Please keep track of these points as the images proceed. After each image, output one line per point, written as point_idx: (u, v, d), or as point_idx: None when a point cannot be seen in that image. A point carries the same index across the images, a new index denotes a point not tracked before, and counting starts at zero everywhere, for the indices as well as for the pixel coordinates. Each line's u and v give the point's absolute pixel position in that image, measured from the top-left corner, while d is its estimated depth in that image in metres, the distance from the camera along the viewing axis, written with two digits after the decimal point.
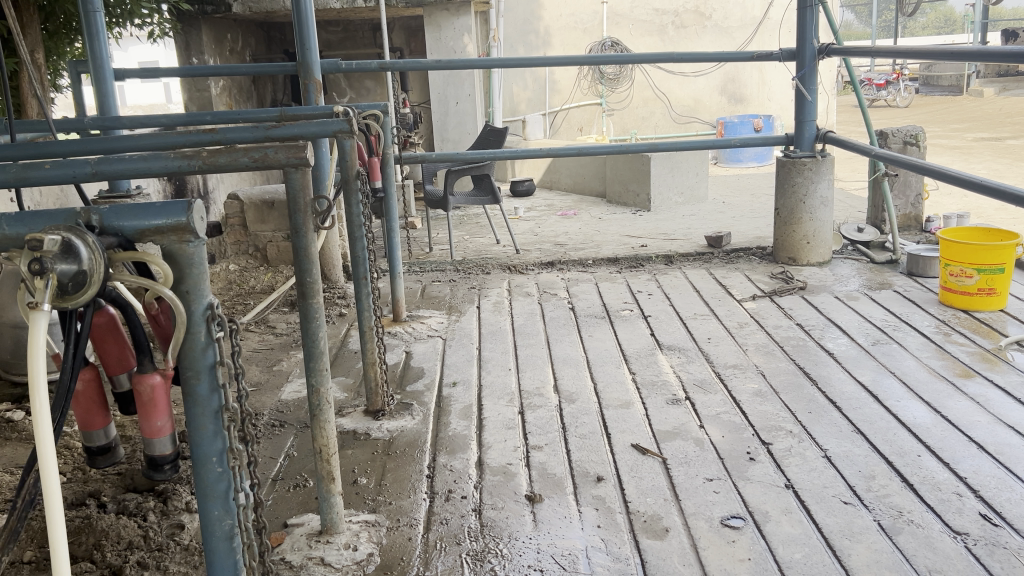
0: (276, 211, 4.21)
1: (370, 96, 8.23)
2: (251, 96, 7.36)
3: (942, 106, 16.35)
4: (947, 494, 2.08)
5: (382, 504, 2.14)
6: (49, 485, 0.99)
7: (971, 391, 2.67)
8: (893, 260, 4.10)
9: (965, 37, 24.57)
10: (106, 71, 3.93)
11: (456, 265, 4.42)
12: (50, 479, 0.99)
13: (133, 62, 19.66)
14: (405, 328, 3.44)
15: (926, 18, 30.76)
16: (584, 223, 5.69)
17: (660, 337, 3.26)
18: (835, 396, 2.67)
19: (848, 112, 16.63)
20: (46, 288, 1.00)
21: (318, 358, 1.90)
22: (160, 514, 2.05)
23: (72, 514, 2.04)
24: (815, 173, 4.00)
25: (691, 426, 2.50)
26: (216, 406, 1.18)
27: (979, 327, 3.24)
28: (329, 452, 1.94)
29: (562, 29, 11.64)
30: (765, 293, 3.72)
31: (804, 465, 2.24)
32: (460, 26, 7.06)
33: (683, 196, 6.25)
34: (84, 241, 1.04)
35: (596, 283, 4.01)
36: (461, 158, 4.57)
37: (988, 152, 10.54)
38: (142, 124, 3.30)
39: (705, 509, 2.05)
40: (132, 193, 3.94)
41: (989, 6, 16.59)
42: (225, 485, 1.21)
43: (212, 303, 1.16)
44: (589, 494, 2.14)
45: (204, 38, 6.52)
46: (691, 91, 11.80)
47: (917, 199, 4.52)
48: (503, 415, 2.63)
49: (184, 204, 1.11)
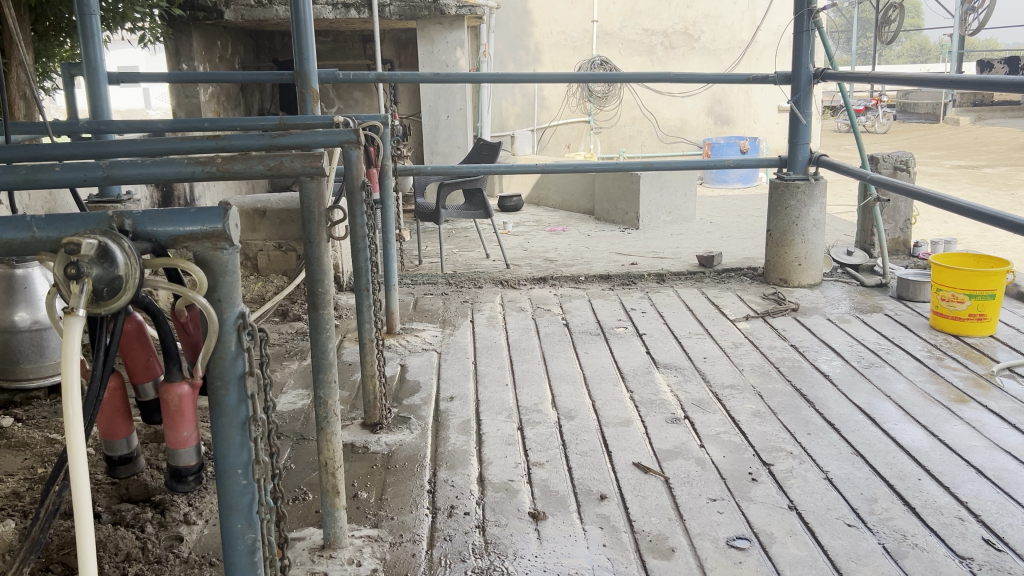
0: (268, 219, 4.17)
1: (359, 107, 8.21)
2: (239, 104, 7.32)
3: (920, 134, 16.63)
4: (950, 518, 2.09)
5: (384, 519, 2.11)
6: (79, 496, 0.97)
7: (966, 416, 2.69)
8: (882, 283, 4.14)
9: (940, 66, 25.04)
10: (101, 74, 3.89)
11: (448, 279, 4.40)
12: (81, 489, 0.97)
13: (115, 66, 19.63)
14: (399, 341, 3.42)
15: (902, 47, 31.34)
16: (574, 239, 5.70)
17: (655, 355, 3.27)
18: (833, 418, 2.68)
19: (829, 137, 16.85)
20: (81, 293, 0.98)
21: (327, 369, 1.86)
22: (157, 525, 2.01)
23: (67, 524, 1.99)
24: (809, 196, 4.03)
25: (692, 445, 2.50)
26: (243, 417, 1.16)
27: (971, 352, 3.27)
28: (335, 466, 1.90)
29: (552, 46, 11.77)
30: (758, 314, 3.74)
31: (805, 486, 2.25)
32: (453, 40, 7.07)
33: (671, 215, 6.29)
34: (120, 245, 1.02)
35: (590, 300, 4.01)
36: (456, 172, 4.56)
37: (965, 180, 10.71)
38: (137, 129, 3.27)
39: (710, 530, 2.05)
40: (123, 199, 3.90)
41: (968, 38, 16.90)
42: (249, 498, 1.19)
43: (244, 312, 1.14)
44: (593, 512, 2.13)
45: (195, 44, 6.48)
46: (678, 111, 11.89)
47: (906, 224, 4.58)
48: (502, 431, 2.61)
49: (219, 210, 1.09)
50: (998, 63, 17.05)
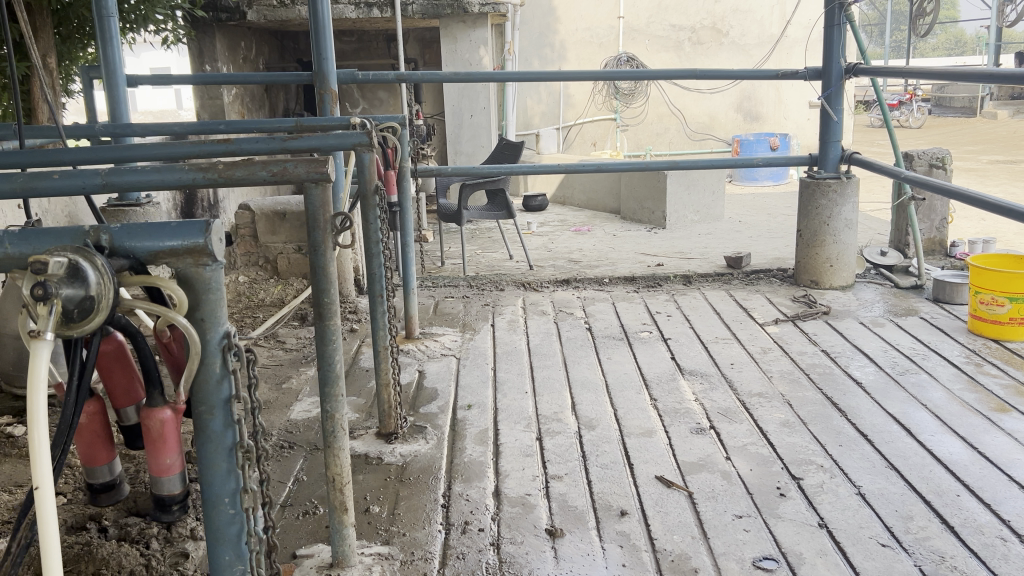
0: (288, 222, 4.13)
1: (383, 107, 8.17)
2: (263, 105, 7.30)
3: (954, 128, 16.31)
4: (991, 538, 1.97)
5: (396, 536, 2.04)
6: (45, 523, 0.91)
7: (1007, 427, 2.57)
8: (918, 285, 4.00)
9: (975, 59, 24.58)
10: (119, 77, 3.86)
11: (470, 282, 4.33)
12: (47, 515, 0.91)
13: (145, 69, 19.83)
14: (418, 346, 3.36)
15: (937, 40, 30.86)
16: (599, 240, 5.61)
17: (681, 361, 3.17)
18: (866, 429, 2.57)
19: (862, 132, 16.57)
20: (49, 315, 0.91)
21: (333, 382, 1.80)
22: (163, 541, 1.95)
23: (72, 540, 1.93)
24: (840, 195, 3.90)
25: (717, 457, 2.40)
26: (231, 442, 1.09)
27: (1012, 358, 3.13)
28: (343, 482, 1.84)
29: (578, 43, 11.67)
30: (787, 317, 3.63)
31: (836, 502, 2.14)
32: (476, 38, 6.99)
33: (699, 214, 6.16)
34: (92, 263, 0.95)
35: (614, 302, 3.92)
36: (477, 172, 4.49)
37: (1004, 176, 10.44)
38: (153, 131, 3.23)
39: (735, 550, 1.95)
40: (142, 203, 3.87)
41: (1004, 29, 16.55)
42: (236, 529, 1.12)
43: (229, 332, 1.07)
44: (613, 530, 2.05)
45: (218, 45, 6.45)
46: (706, 108, 11.74)
47: (943, 223, 4.43)
48: (520, 442, 2.53)
49: (201, 223, 1.02)
50: None
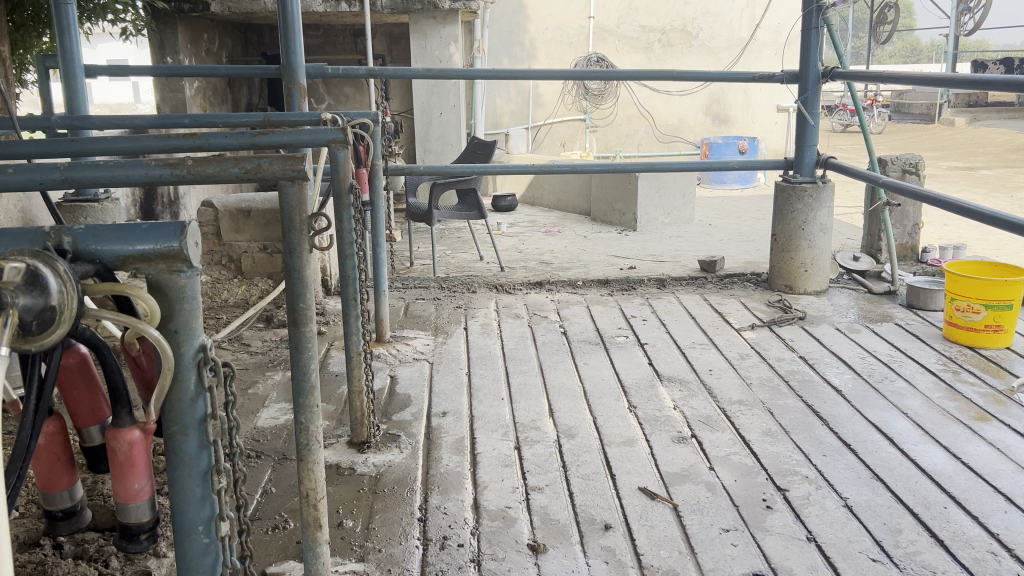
0: (253, 220, 4.00)
1: (349, 103, 8.05)
2: (225, 99, 7.14)
3: (914, 135, 16.51)
4: (981, 553, 1.93)
5: (371, 552, 1.94)
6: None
7: (989, 436, 2.55)
8: (891, 291, 4.00)
9: (933, 66, 25.00)
10: (77, 67, 3.69)
11: (441, 282, 4.23)
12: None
13: (102, 59, 19.50)
14: (389, 350, 3.26)
15: (894, 48, 31.47)
16: (570, 241, 5.55)
17: (659, 366, 3.12)
18: (849, 438, 2.53)
19: (826, 136, 16.77)
20: (5, 327, 0.83)
21: (308, 393, 1.67)
22: (124, 559, 1.80)
23: (25, 559, 1.78)
24: (816, 200, 3.88)
25: (701, 467, 2.34)
26: (205, 466, 1.02)
27: (988, 365, 3.12)
28: (316, 497, 1.72)
29: (548, 42, 11.59)
30: (763, 323, 3.59)
31: (824, 515, 2.09)
32: (447, 35, 6.91)
33: (669, 216, 6.11)
34: (53, 269, 0.88)
35: (588, 306, 3.86)
36: (451, 171, 4.40)
37: (963, 182, 10.55)
38: (112, 123, 3.09)
39: (724, 565, 1.89)
40: (101, 199, 3.74)
41: (960, 38, 16.83)
42: (211, 558, 1.05)
43: (205, 344, 1.00)
44: (597, 545, 1.97)
45: (180, 37, 6.28)
46: (674, 110, 11.83)
47: (914, 229, 4.44)
48: (498, 451, 2.45)
49: (176, 226, 0.95)
50: (992, 64, 16.91)
